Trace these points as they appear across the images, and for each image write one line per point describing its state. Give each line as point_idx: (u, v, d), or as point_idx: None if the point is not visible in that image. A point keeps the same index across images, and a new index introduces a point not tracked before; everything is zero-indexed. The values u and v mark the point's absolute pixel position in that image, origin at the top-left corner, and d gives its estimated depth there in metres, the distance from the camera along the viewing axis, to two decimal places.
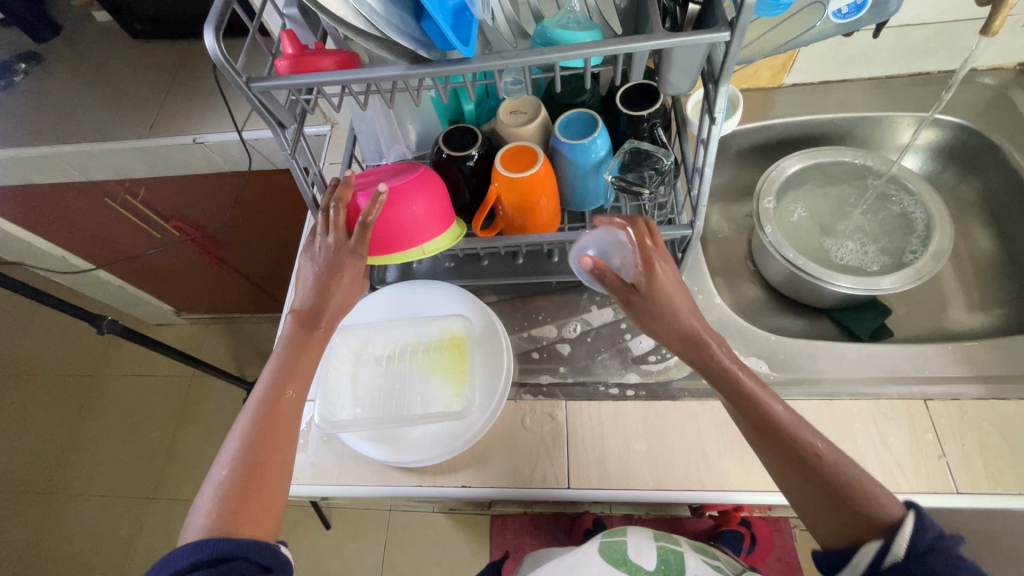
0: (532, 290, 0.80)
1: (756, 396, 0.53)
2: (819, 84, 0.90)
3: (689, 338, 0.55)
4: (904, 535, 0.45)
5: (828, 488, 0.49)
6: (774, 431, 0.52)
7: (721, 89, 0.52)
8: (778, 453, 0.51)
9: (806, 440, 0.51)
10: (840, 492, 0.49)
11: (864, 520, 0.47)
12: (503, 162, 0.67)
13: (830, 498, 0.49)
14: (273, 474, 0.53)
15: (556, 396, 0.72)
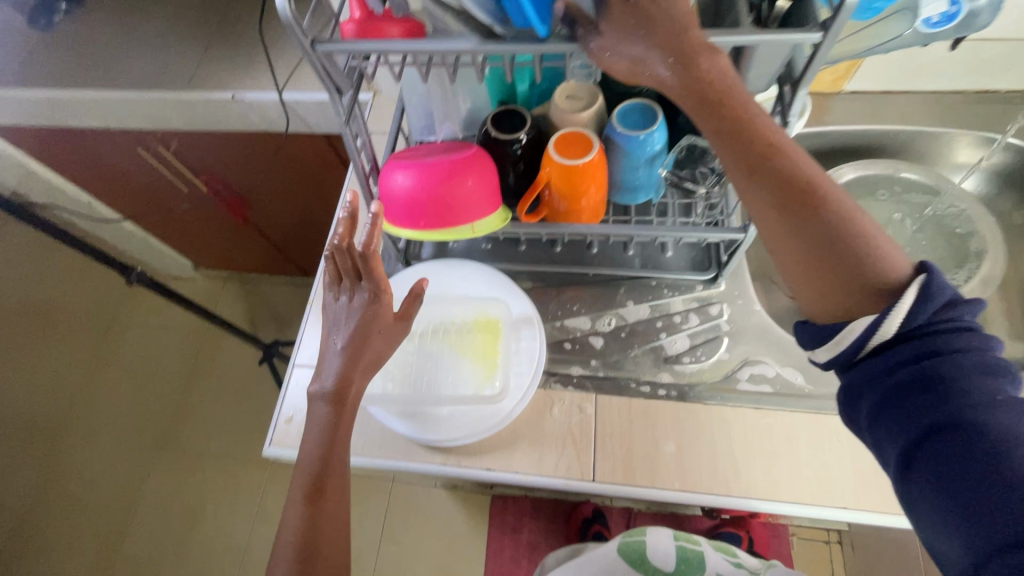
0: (569, 280, 0.79)
1: (781, 147, 0.46)
2: (880, 93, 0.87)
3: (736, 127, 0.46)
4: (911, 298, 0.43)
5: (824, 225, 0.45)
6: (780, 163, 0.46)
7: (799, 93, 0.50)
8: (779, 183, 0.46)
9: (815, 180, 0.46)
10: (842, 235, 0.45)
11: (870, 266, 0.45)
12: (556, 148, 0.65)
13: (851, 268, 0.45)
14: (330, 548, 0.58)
15: (586, 388, 0.71)
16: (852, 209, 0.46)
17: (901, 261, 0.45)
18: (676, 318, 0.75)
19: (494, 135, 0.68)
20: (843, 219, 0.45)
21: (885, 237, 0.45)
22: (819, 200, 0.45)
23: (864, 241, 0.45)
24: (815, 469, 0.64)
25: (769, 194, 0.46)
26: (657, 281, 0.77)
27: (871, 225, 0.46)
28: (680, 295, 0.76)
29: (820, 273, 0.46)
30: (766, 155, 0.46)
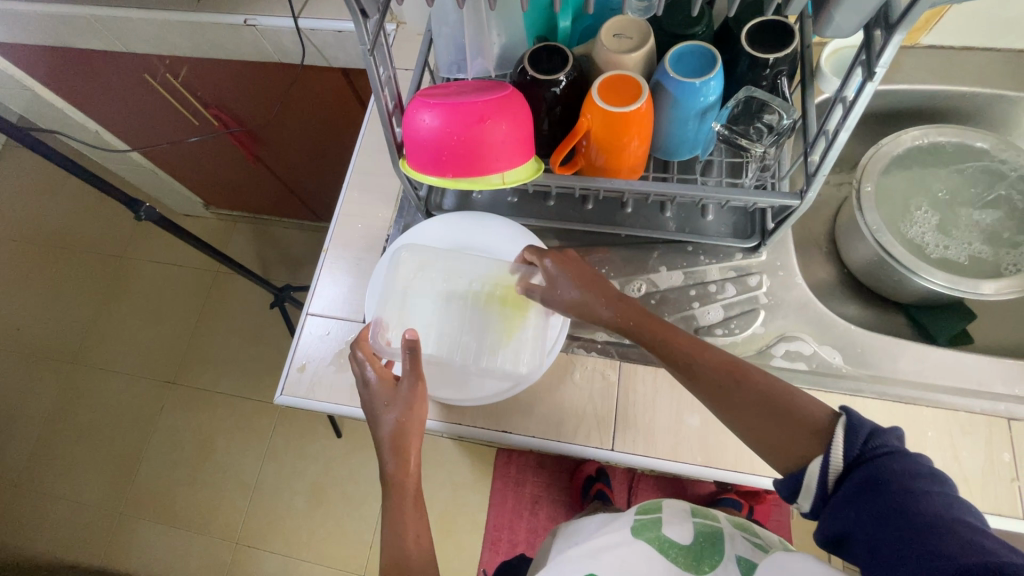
0: (599, 240, 0.74)
1: (667, 329, 0.59)
2: (959, 50, 0.78)
3: (626, 322, 0.60)
4: (841, 442, 0.46)
5: (759, 396, 0.52)
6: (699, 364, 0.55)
7: (894, 39, 0.43)
8: (707, 372, 0.54)
9: (737, 357, 0.55)
10: (782, 412, 0.50)
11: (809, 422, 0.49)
12: (600, 92, 0.59)
13: (792, 421, 0.50)
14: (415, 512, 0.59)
15: (610, 355, 0.68)
16: (774, 381, 0.53)
17: (821, 405, 0.50)
18: (711, 288, 0.70)
19: (532, 75, 0.62)
20: (780, 393, 0.52)
21: (808, 397, 0.51)
22: (741, 367, 0.54)
23: (795, 400, 0.51)
24: None
25: (710, 391, 0.54)
26: (693, 247, 0.72)
27: (785, 385, 0.53)
28: (717, 263, 0.71)
29: (776, 444, 0.50)
30: (702, 353, 0.56)
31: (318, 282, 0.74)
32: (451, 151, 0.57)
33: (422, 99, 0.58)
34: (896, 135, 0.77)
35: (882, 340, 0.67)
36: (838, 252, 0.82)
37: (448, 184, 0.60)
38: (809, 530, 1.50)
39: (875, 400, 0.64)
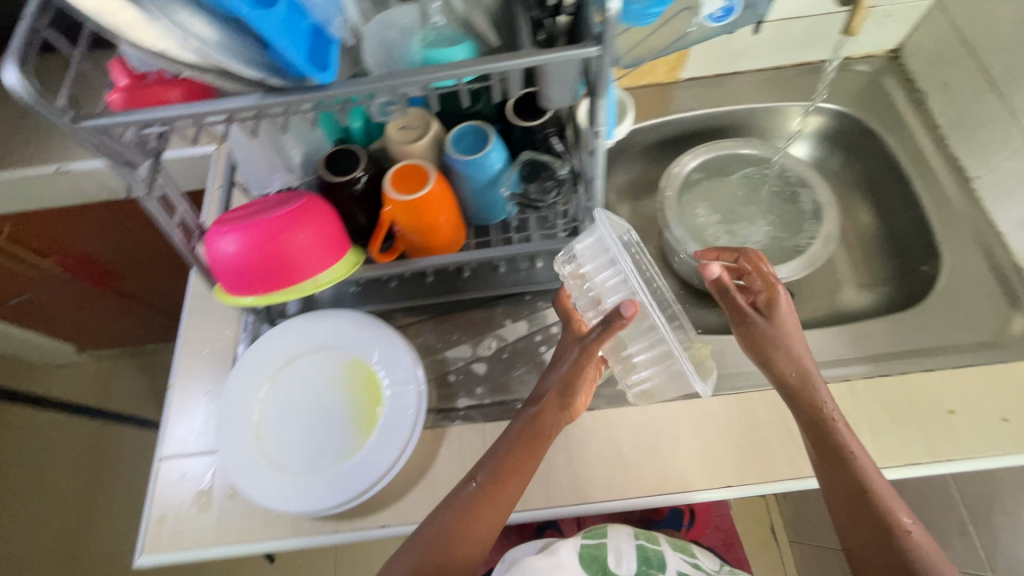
0: (445, 309, 0.77)
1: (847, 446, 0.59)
2: (713, 77, 0.91)
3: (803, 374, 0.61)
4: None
5: (900, 557, 0.56)
6: (860, 498, 0.58)
7: (600, 102, 0.51)
8: (851, 511, 0.58)
9: (894, 513, 0.57)
10: (897, 558, 0.56)
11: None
12: (392, 184, 0.63)
13: (897, 565, 0.55)
14: (532, 452, 0.59)
15: (474, 419, 0.70)
16: (926, 555, 0.55)
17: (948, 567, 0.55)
18: (553, 330, 0.75)
19: (330, 180, 0.65)
20: (894, 533, 0.56)
21: (939, 561, 0.55)
22: (894, 531, 0.57)
23: (909, 558, 0.55)
24: (700, 454, 0.66)
25: (855, 520, 0.58)
26: (531, 294, 0.77)
27: (932, 551, 0.56)
28: (554, 305, 0.76)
29: (863, 556, 0.58)
30: (848, 491, 0.58)
31: (165, 421, 0.71)
32: (257, 268, 0.58)
33: (222, 225, 0.59)
34: (680, 159, 0.87)
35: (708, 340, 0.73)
36: (668, 265, 0.90)
37: (263, 300, 0.60)
38: (754, 517, 1.54)
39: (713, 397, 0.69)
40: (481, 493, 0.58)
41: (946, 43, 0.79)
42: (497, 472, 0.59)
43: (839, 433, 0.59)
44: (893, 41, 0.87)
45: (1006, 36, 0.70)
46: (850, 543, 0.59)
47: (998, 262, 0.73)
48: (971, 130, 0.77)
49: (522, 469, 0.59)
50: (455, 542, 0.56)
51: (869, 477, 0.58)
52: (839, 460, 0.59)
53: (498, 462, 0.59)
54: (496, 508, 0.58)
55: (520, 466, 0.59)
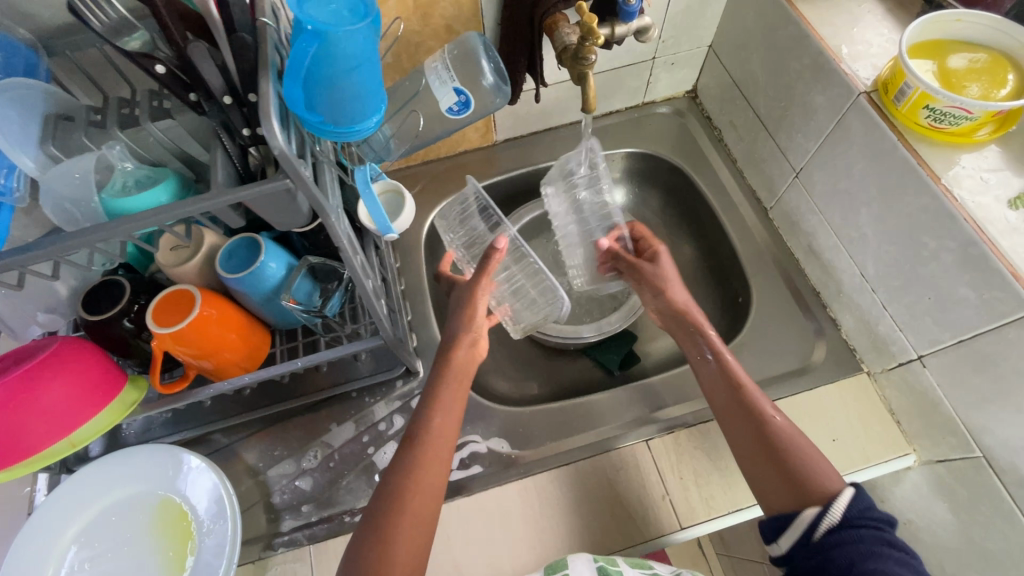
0: (267, 422, 0.73)
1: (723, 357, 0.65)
2: (528, 135, 0.93)
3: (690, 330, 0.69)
4: (841, 504, 0.53)
5: (784, 466, 0.58)
6: (748, 401, 0.62)
7: (330, 221, 0.48)
8: (740, 435, 0.61)
9: (761, 406, 0.61)
10: (786, 471, 0.57)
11: (813, 488, 0.56)
12: (157, 317, 0.59)
13: (789, 482, 0.57)
14: (438, 458, 0.58)
15: (299, 543, 0.65)
16: (798, 440, 0.59)
17: (834, 476, 0.56)
18: (381, 427, 0.71)
19: (90, 319, 0.59)
20: (779, 444, 0.59)
21: (821, 466, 0.57)
22: (767, 427, 0.60)
23: (795, 470, 0.57)
24: (534, 538, 0.64)
25: (748, 445, 0.60)
26: (357, 390, 0.74)
27: (813, 452, 0.58)
28: (381, 399, 0.73)
29: (767, 488, 0.59)
30: (739, 415, 0.62)
31: None
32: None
33: None
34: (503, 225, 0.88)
35: (538, 412, 0.73)
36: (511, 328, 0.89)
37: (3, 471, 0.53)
38: None
39: (544, 472, 0.68)
40: (397, 511, 0.54)
41: (725, 85, 0.84)
42: (401, 485, 0.56)
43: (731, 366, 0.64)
44: (688, 84, 0.92)
45: (763, 80, 0.74)
46: (752, 475, 0.60)
47: (798, 288, 0.76)
48: (758, 164, 0.81)
49: (433, 469, 0.57)
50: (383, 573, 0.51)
51: (751, 397, 0.62)
52: (731, 396, 0.63)
53: (401, 485, 0.56)
54: (418, 522, 0.55)
55: (440, 438, 0.59)
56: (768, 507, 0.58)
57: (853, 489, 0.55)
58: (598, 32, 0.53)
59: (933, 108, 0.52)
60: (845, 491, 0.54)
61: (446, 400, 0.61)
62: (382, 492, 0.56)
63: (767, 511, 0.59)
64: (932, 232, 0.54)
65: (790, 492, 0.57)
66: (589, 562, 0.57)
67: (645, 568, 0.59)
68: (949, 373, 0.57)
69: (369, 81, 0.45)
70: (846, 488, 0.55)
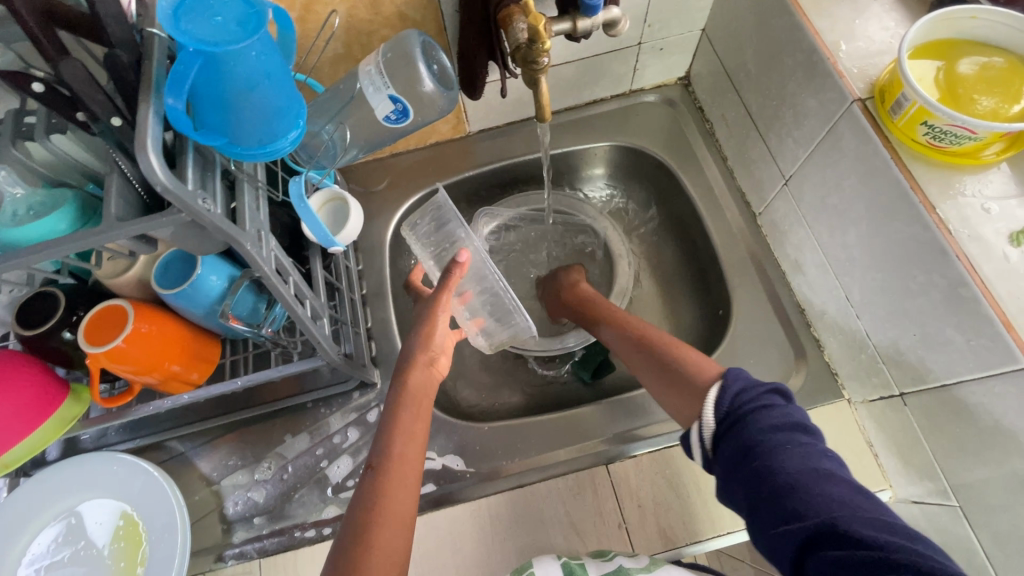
0: (222, 430, 0.71)
1: (603, 308, 0.70)
2: (504, 126, 0.86)
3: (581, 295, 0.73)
4: (711, 404, 0.49)
5: (666, 375, 0.56)
6: (642, 336, 0.62)
7: (245, 249, 0.44)
8: (642, 368, 0.60)
9: (646, 333, 0.62)
10: (670, 375, 0.56)
11: (699, 386, 0.53)
12: (90, 335, 0.56)
13: (671, 382, 0.55)
14: (406, 475, 0.52)
15: (248, 556, 0.64)
16: (682, 354, 0.57)
17: (713, 366, 0.54)
18: (335, 440, 0.70)
19: (25, 334, 0.57)
20: (667, 355, 0.58)
21: (700, 359, 0.56)
22: (666, 350, 0.59)
23: (674, 370, 0.56)
24: (484, 562, 0.62)
25: (651, 379, 0.58)
26: (313, 401, 0.72)
27: (694, 352, 0.57)
28: (337, 411, 0.71)
29: (664, 395, 0.56)
30: (631, 346, 0.62)
31: None
32: None
33: None
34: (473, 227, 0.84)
35: (498, 428, 0.70)
36: None
37: None
38: None
39: (499, 493, 0.65)
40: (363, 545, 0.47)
41: (717, 75, 0.76)
42: (368, 513, 0.49)
43: (629, 323, 0.65)
44: (679, 71, 0.84)
45: (755, 73, 0.67)
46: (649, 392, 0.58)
47: (781, 303, 0.71)
48: (748, 165, 0.74)
49: (401, 494, 0.51)
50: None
51: (641, 336, 0.62)
52: (627, 335, 0.64)
53: (366, 516, 0.49)
54: (388, 558, 0.47)
55: (405, 465, 0.52)
56: (678, 416, 0.55)
57: (721, 381, 0.50)
58: (547, 36, 0.48)
59: (932, 125, 0.46)
60: (716, 381, 0.51)
61: (414, 425, 0.56)
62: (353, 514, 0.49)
63: (682, 425, 0.54)
64: (922, 263, 0.48)
65: (680, 391, 0.54)
66: (555, 562, 0.56)
67: (605, 556, 0.57)
68: (931, 414, 0.53)
69: (278, 95, 0.41)
70: (714, 386, 0.50)
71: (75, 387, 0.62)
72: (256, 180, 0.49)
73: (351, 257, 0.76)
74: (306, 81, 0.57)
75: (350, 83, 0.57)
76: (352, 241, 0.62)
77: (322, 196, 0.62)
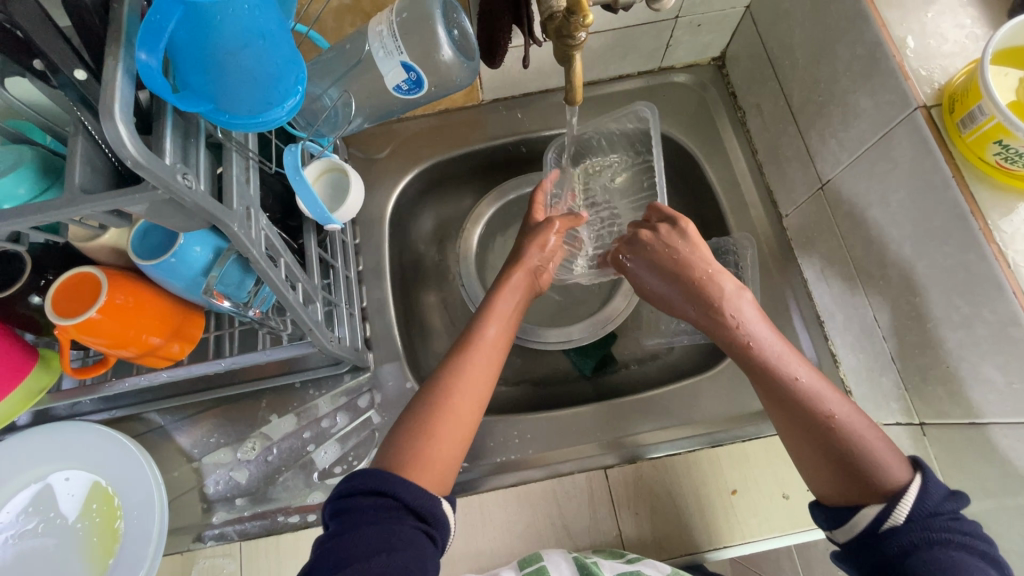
0: (203, 406, 0.68)
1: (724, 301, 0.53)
2: (520, 97, 0.80)
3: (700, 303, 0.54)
4: (908, 502, 0.44)
5: (844, 458, 0.47)
6: (787, 387, 0.50)
7: (233, 229, 0.39)
8: (806, 442, 0.49)
9: (819, 405, 0.48)
10: (845, 463, 0.47)
11: (872, 488, 0.46)
12: (58, 305, 0.51)
13: (847, 470, 0.47)
14: (486, 360, 0.55)
15: (230, 538, 0.62)
16: (863, 438, 0.47)
17: (897, 460, 0.46)
18: (324, 424, 0.67)
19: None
20: (836, 438, 0.47)
21: (883, 448, 0.46)
22: (830, 436, 0.48)
23: (861, 464, 0.46)
24: (474, 560, 0.60)
25: (812, 453, 0.49)
26: (301, 381, 0.68)
27: (874, 435, 0.48)
28: (326, 393, 0.68)
29: (823, 483, 0.48)
30: (785, 401, 0.50)
31: None
32: None
33: None
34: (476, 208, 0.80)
35: (495, 422, 0.67)
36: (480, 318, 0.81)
37: None
38: None
39: (493, 491, 0.63)
40: (440, 408, 0.50)
41: (758, 59, 0.70)
42: (449, 385, 0.52)
43: (761, 345, 0.51)
44: (715, 50, 0.77)
45: (803, 64, 0.61)
46: (800, 462, 0.50)
47: (800, 313, 0.67)
48: (780, 162, 0.69)
49: (481, 375, 0.53)
50: (416, 470, 0.47)
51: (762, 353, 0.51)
52: (780, 383, 0.50)
53: (438, 402, 0.51)
54: (456, 431, 0.50)
55: (488, 363, 0.55)
56: (825, 498, 0.49)
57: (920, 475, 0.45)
58: (589, 8, 0.41)
59: (1007, 145, 0.41)
60: (914, 482, 0.45)
61: (501, 309, 0.58)
62: (431, 386, 0.52)
63: (822, 500, 0.49)
64: (972, 294, 0.45)
65: (849, 485, 0.47)
66: (566, 556, 0.55)
67: (621, 558, 0.56)
68: (951, 448, 0.51)
69: (273, 59, 0.35)
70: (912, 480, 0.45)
71: (45, 355, 0.58)
72: (246, 149, 0.43)
73: (348, 231, 0.71)
74: (308, 33, 0.50)
75: (357, 42, 0.51)
76: (352, 218, 0.56)
77: (320, 165, 0.57)
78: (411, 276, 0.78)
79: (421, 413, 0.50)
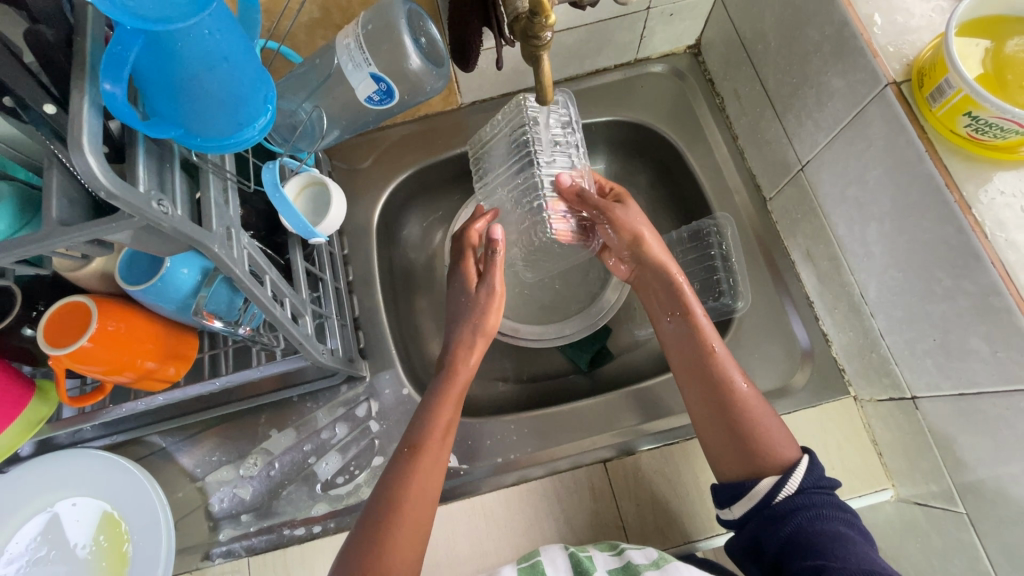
0: (202, 426, 0.68)
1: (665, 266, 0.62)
2: (499, 98, 0.80)
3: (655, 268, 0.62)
4: (800, 474, 0.51)
5: (743, 436, 0.54)
6: (712, 364, 0.57)
7: (214, 250, 0.39)
8: (712, 419, 0.56)
9: (733, 378, 0.56)
10: (743, 438, 0.54)
11: (766, 463, 0.53)
12: (48, 336, 0.52)
13: (741, 445, 0.54)
14: (430, 474, 0.54)
15: (238, 555, 0.63)
16: (762, 417, 0.54)
17: (788, 442, 0.54)
18: (323, 435, 0.67)
19: None
20: (738, 414, 0.55)
21: (776, 429, 0.54)
22: (738, 416, 0.55)
23: (755, 440, 0.54)
24: (479, 561, 0.60)
25: (716, 431, 0.56)
26: (298, 395, 0.69)
27: (771, 418, 0.55)
28: (324, 406, 0.68)
29: (722, 454, 0.56)
30: (703, 375, 0.57)
31: None
32: None
33: None
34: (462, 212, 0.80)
35: (493, 422, 0.68)
36: None
37: None
38: None
39: (495, 491, 0.63)
40: (394, 521, 0.51)
41: (731, 45, 0.70)
42: (399, 496, 0.52)
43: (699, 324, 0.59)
44: (689, 38, 0.77)
45: (775, 47, 0.61)
46: (703, 438, 0.57)
47: (789, 295, 0.68)
48: (760, 147, 0.69)
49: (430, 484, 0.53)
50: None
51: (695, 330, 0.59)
52: (702, 363, 0.57)
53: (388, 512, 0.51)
54: (413, 542, 0.51)
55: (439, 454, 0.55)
56: (722, 474, 0.56)
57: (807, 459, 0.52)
58: (551, 9, 0.42)
59: (976, 117, 0.41)
60: (802, 461, 0.52)
61: (448, 417, 0.56)
62: (381, 496, 0.53)
63: (722, 477, 0.56)
64: (951, 266, 0.45)
65: (743, 458, 0.54)
66: (562, 552, 0.55)
67: (614, 549, 0.56)
68: (943, 421, 0.51)
69: (241, 80, 0.36)
70: (804, 459, 0.53)
71: (41, 385, 0.58)
72: (223, 171, 0.44)
73: (335, 243, 0.71)
74: (278, 50, 0.51)
75: (327, 56, 0.51)
76: (335, 231, 0.57)
77: (301, 180, 0.57)
78: (402, 283, 0.79)
79: (378, 519, 0.51)
